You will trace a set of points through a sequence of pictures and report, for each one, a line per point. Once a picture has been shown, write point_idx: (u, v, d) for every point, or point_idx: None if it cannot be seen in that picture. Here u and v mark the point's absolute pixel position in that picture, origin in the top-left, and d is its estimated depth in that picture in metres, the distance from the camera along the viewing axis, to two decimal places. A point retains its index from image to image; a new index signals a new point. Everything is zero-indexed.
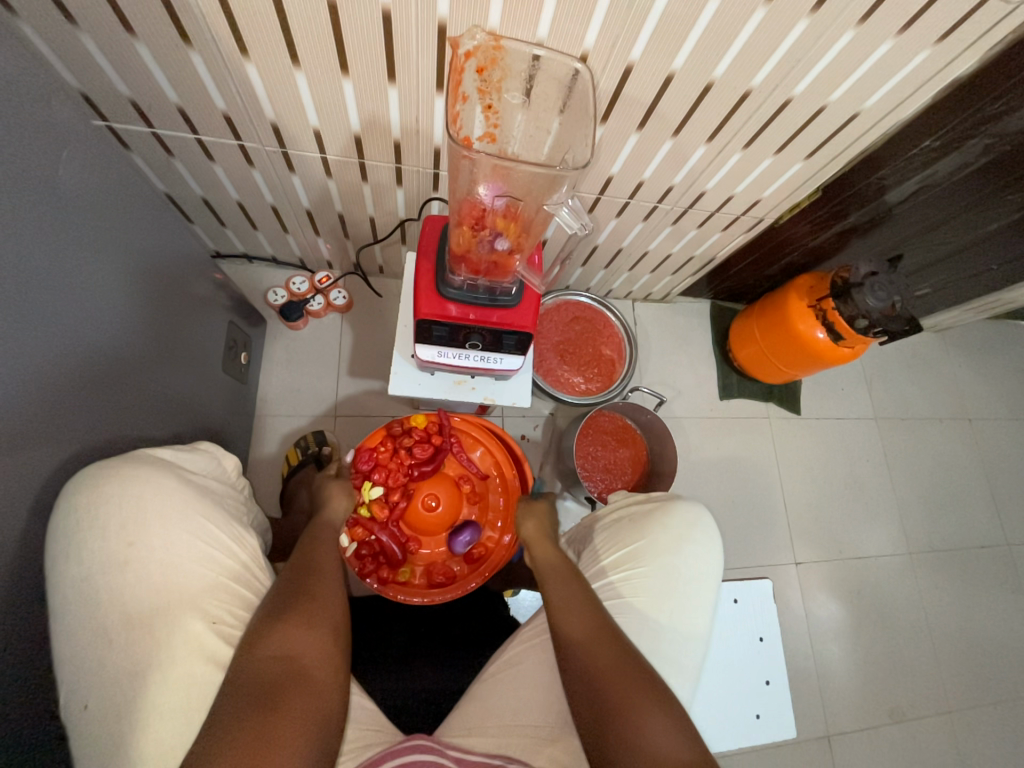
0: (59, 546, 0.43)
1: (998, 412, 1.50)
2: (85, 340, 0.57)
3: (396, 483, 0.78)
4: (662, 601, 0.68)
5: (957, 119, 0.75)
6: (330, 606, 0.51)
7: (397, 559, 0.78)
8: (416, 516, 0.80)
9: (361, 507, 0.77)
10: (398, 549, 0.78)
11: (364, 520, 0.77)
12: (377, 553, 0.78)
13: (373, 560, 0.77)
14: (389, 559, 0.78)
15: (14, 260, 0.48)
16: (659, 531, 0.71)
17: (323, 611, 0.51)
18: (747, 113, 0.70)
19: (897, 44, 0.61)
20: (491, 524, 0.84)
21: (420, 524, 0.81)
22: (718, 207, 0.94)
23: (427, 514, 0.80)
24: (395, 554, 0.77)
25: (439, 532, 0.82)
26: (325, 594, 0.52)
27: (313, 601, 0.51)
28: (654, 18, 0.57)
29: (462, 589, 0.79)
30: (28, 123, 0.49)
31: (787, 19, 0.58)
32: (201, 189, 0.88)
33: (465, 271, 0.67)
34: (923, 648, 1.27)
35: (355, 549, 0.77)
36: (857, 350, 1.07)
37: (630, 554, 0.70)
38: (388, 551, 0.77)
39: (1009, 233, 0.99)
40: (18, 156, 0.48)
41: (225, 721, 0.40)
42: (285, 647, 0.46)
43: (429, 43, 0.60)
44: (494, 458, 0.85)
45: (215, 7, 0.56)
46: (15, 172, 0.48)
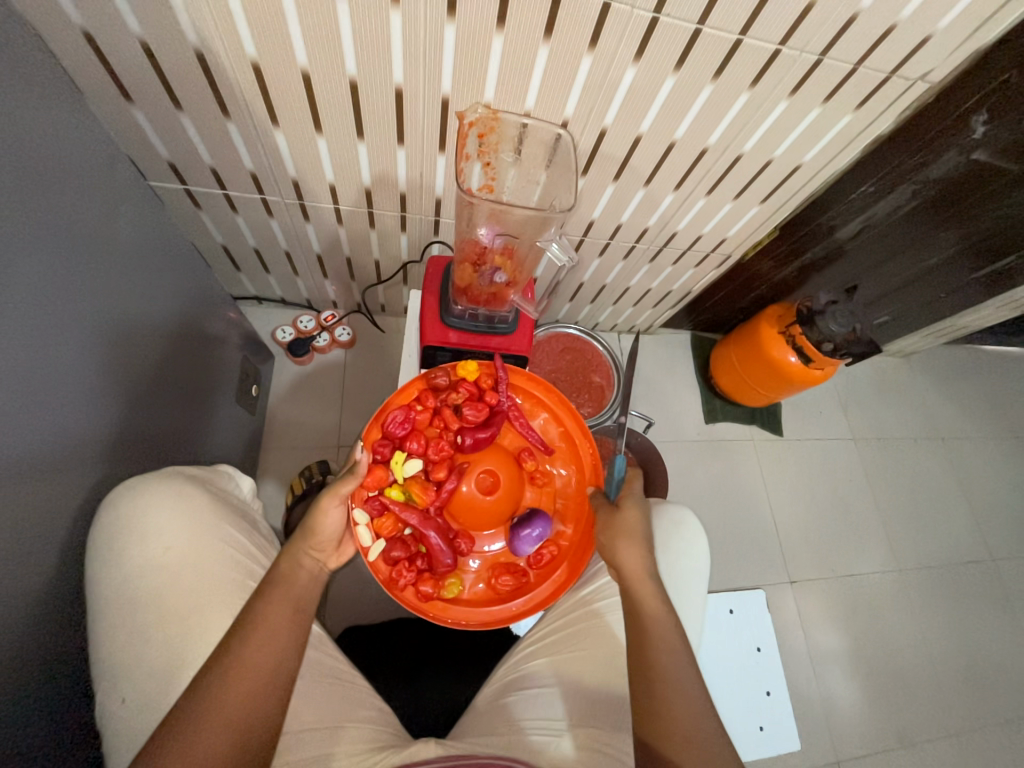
0: (102, 553, 0.48)
1: (968, 431, 1.58)
2: (93, 400, 0.57)
3: (439, 456, 0.64)
4: None
5: (886, 169, 0.87)
6: (278, 649, 0.49)
7: (443, 561, 0.61)
8: (464, 502, 0.65)
9: (392, 489, 0.61)
10: (445, 547, 0.61)
11: (398, 506, 0.61)
12: (415, 555, 0.62)
13: (412, 565, 0.61)
14: (432, 564, 0.62)
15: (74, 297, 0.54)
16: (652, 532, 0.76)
17: (270, 659, 0.48)
18: (706, 165, 0.82)
19: (823, 111, 0.74)
20: (560, 514, 0.69)
21: (468, 513, 0.65)
22: (689, 246, 1.05)
23: (480, 496, 0.64)
24: (441, 553, 0.61)
25: (492, 524, 0.67)
26: (270, 639, 0.49)
27: (251, 653, 0.47)
28: (622, 91, 0.68)
29: (533, 604, 0.65)
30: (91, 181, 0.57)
31: (731, 94, 0.70)
32: (221, 238, 0.97)
33: (465, 301, 0.75)
34: (923, 668, 1.27)
35: (385, 549, 0.61)
36: (827, 372, 1.16)
37: None
38: (433, 548, 0.61)
39: (949, 265, 1.11)
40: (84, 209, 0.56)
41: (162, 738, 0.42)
42: (225, 702, 0.45)
43: (434, 112, 0.70)
44: (559, 428, 0.71)
45: (253, 88, 0.66)
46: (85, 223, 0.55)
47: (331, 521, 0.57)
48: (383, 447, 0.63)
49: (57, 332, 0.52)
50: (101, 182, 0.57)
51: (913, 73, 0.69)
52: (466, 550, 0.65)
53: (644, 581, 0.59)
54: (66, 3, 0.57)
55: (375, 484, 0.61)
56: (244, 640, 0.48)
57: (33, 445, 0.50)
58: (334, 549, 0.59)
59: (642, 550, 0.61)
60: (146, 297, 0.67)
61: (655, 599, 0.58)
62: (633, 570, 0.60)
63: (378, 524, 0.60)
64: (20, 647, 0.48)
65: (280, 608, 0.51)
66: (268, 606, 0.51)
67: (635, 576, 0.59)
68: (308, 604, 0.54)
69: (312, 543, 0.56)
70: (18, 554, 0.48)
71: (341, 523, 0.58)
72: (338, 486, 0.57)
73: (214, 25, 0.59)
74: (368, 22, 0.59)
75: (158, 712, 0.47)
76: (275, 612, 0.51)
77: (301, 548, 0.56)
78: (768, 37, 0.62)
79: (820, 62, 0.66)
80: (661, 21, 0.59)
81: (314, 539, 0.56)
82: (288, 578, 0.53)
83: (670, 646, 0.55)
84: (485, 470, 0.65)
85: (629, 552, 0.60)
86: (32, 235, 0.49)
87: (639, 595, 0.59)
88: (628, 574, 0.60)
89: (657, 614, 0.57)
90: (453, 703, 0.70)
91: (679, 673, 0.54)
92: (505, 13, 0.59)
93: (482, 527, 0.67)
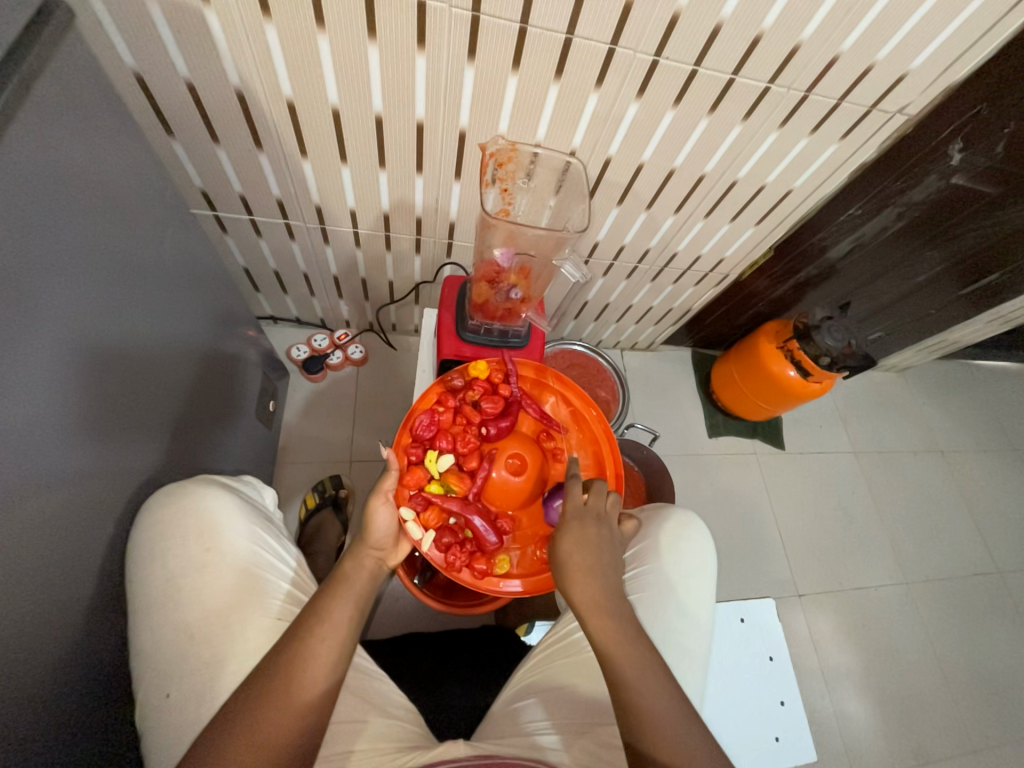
0: (154, 551, 0.54)
1: (966, 443, 1.61)
2: (107, 432, 0.56)
3: (468, 448, 0.67)
4: (669, 596, 0.73)
5: (871, 192, 0.93)
6: (339, 646, 0.52)
7: (491, 542, 0.65)
8: (499, 486, 0.68)
9: (431, 484, 0.65)
10: (490, 528, 0.65)
11: (439, 498, 0.64)
12: (464, 540, 0.66)
13: (463, 549, 0.64)
14: (481, 545, 0.66)
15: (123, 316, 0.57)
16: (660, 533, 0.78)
17: (331, 655, 0.51)
18: (704, 190, 0.88)
19: (811, 141, 0.80)
20: (587, 486, 0.71)
21: (504, 496, 0.68)
22: (689, 266, 1.10)
23: (512, 478, 0.67)
24: (487, 534, 0.65)
25: (528, 502, 0.70)
26: (333, 635, 0.52)
27: (316, 648, 0.50)
28: (626, 124, 0.74)
29: None
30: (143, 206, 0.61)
31: (725, 127, 0.76)
32: (244, 261, 1.02)
33: (481, 317, 0.79)
34: (935, 683, 1.26)
35: (436, 538, 0.64)
36: (825, 385, 1.19)
37: (635, 556, 0.76)
38: (479, 531, 0.65)
39: (937, 281, 1.16)
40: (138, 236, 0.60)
41: (227, 724, 0.45)
42: (290, 693, 0.47)
43: (452, 144, 0.76)
44: (569, 406, 0.76)
45: (286, 122, 0.72)
46: (135, 248, 0.59)
47: (382, 521, 0.60)
48: (414, 450, 0.67)
49: (109, 348, 0.55)
50: (150, 208, 0.62)
51: (892, 106, 0.75)
52: (508, 532, 0.68)
53: (600, 609, 0.55)
54: (122, 48, 0.62)
55: (415, 483, 0.64)
56: (310, 633, 0.51)
57: (48, 473, 0.48)
58: (393, 545, 0.62)
59: (593, 576, 0.56)
60: (171, 320, 0.68)
61: (614, 625, 0.54)
62: (586, 599, 0.55)
63: (425, 518, 0.63)
64: (64, 647, 0.51)
65: (343, 605, 0.54)
66: (333, 602, 0.54)
67: (590, 605, 0.55)
68: (366, 603, 0.57)
69: (370, 543, 0.59)
70: (64, 557, 0.50)
71: (393, 523, 0.61)
72: (382, 484, 0.60)
73: (256, 67, 0.64)
74: (395, 64, 0.64)
75: (202, 704, 0.50)
76: (339, 608, 0.53)
77: (362, 548, 0.59)
78: (758, 76, 0.68)
79: (807, 97, 0.72)
80: (661, 62, 0.65)
81: (372, 540, 0.59)
82: (350, 577, 0.56)
83: (641, 673, 0.52)
84: (514, 453, 0.68)
85: (581, 580, 0.56)
86: (82, 260, 0.51)
87: (596, 625, 0.54)
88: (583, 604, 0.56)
89: (617, 642, 0.53)
90: (471, 708, 0.71)
91: (655, 704, 0.50)
92: (520, 56, 0.64)
93: (519, 507, 0.70)
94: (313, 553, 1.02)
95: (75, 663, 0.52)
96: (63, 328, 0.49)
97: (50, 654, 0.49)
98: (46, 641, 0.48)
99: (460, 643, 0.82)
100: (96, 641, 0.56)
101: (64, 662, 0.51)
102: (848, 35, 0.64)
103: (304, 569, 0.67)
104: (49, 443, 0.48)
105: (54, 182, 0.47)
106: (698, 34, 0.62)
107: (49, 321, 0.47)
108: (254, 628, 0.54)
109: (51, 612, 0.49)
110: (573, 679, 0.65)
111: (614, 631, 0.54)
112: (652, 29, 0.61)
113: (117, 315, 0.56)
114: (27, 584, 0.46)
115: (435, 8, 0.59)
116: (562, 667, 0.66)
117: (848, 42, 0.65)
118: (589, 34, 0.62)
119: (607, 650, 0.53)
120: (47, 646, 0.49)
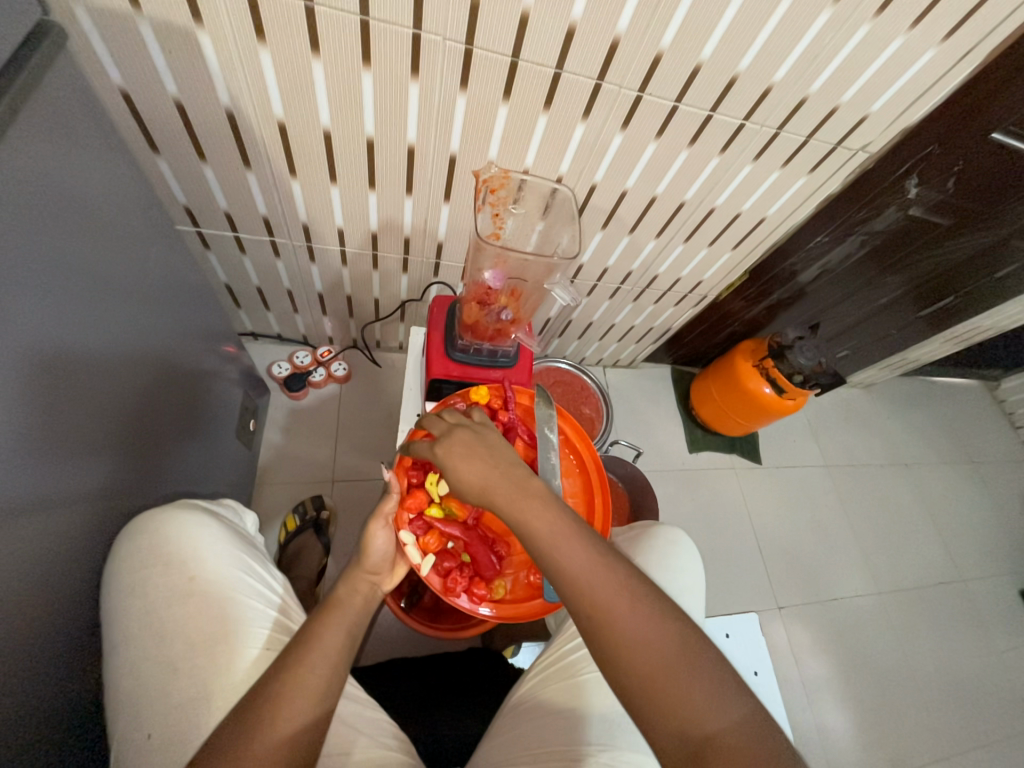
0: (134, 580, 0.52)
1: (928, 456, 1.70)
2: (73, 457, 0.53)
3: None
4: None
5: (837, 221, 0.98)
6: (329, 671, 0.50)
7: (488, 566, 0.66)
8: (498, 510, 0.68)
9: (432, 508, 0.64)
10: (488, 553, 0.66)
11: (439, 522, 0.64)
12: (463, 564, 0.67)
13: (461, 573, 0.65)
14: (480, 569, 0.66)
15: (102, 333, 0.56)
16: (649, 550, 0.78)
17: (321, 679, 0.49)
18: (684, 216, 0.91)
19: (782, 173, 0.84)
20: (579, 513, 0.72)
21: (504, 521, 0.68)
22: (669, 287, 1.14)
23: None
24: (485, 559, 0.66)
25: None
26: (324, 658, 0.50)
27: (305, 671, 0.48)
28: (611, 153, 0.77)
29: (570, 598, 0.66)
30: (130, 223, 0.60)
31: (703, 158, 0.80)
32: (226, 277, 1.00)
33: (470, 336, 0.80)
34: (909, 690, 1.30)
35: (435, 562, 0.65)
36: (799, 402, 1.24)
37: None
38: (477, 556, 0.66)
39: (897, 304, 1.23)
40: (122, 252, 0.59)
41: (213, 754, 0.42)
42: (277, 721, 0.45)
43: (442, 168, 0.77)
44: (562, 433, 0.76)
45: (276, 142, 0.72)
46: (118, 264, 0.58)
47: (379, 545, 0.63)
48: (415, 473, 0.67)
49: (85, 369, 0.53)
50: (134, 225, 0.61)
51: (855, 144, 0.81)
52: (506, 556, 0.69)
53: (579, 560, 0.50)
54: (108, 65, 0.62)
55: (416, 506, 0.64)
56: (301, 657, 0.49)
57: (8, 500, 0.45)
58: (389, 571, 0.65)
59: (561, 528, 0.52)
60: (148, 338, 0.65)
61: (599, 571, 0.50)
62: (561, 554, 0.51)
63: (424, 542, 0.64)
64: (30, 687, 0.47)
65: (335, 627, 0.53)
66: (325, 625, 0.53)
67: (567, 559, 0.50)
68: (358, 628, 0.56)
69: (367, 567, 0.62)
70: (32, 590, 0.48)
71: (389, 547, 0.64)
72: (382, 508, 0.64)
73: (247, 88, 0.65)
74: (388, 90, 0.66)
75: (185, 743, 0.47)
76: (331, 631, 0.53)
77: (358, 572, 0.61)
78: (734, 113, 0.73)
79: (779, 133, 0.76)
80: (644, 97, 0.69)
81: (368, 564, 0.62)
82: (343, 600, 0.57)
83: (644, 616, 0.48)
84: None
85: (546, 532, 0.51)
86: (59, 279, 0.49)
87: (577, 579, 0.50)
88: (560, 560, 0.50)
89: (607, 591, 0.49)
90: (462, 735, 0.70)
91: (665, 644, 0.47)
92: (510, 87, 0.67)
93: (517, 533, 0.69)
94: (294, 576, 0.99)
95: (43, 704, 0.49)
96: (37, 350, 0.47)
97: (15, 696, 0.46)
98: (9, 682, 0.45)
99: (447, 669, 0.81)
100: (65, 679, 0.53)
101: (31, 703, 0.48)
102: (816, 78, 0.69)
103: (290, 595, 0.66)
104: (11, 467, 0.45)
105: (35, 201, 0.45)
106: (679, 73, 0.66)
107: (22, 341, 0.45)
108: (240, 658, 0.52)
109: (15, 650, 0.46)
110: (566, 706, 0.64)
111: (603, 581, 0.49)
112: (636, 66, 0.65)
113: (95, 334, 0.54)
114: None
115: (430, 39, 0.60)
116: (556, 693, 0.65)
117: (815, 85, 0.70)
118: (577, 70, 0.64)
119: (597, 603, 0.48)
120: (11, 687, 0.45)
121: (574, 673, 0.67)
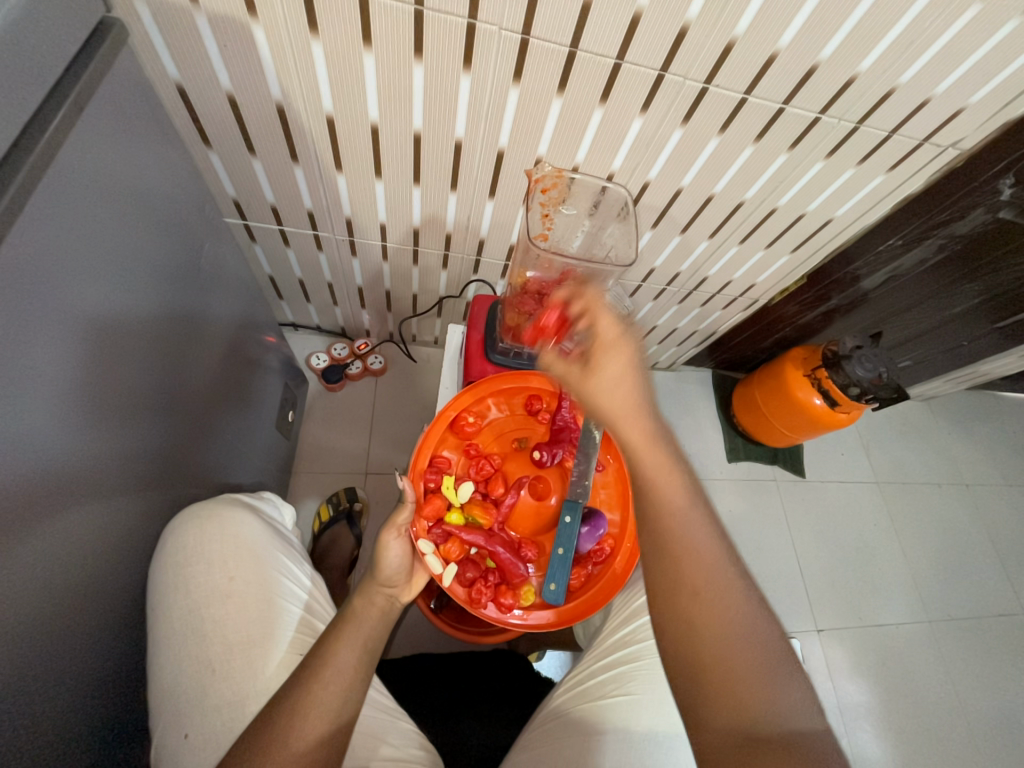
0: (172, 580, 0.55)
1: (992, 477, 1.56)
2: (116, 446, 0.53)
3: (484, 476, 0.70)
4: None
5: (913, 225, 0.90)
6: (343, 690, 0.50)
7: (516, 573, 0.66)
8: (524, 508, 0.69)
9: (451, 514, 0.67)
10: (515, 560, 0.66)
11: (460, 529, 0.66)
12: (488, 572, 0.67)
13: (487, 582, 0.65)
14: (506, 576, 0.66)
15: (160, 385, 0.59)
16: None
17: (336, 696, 0.49)
18: (741, 217, 0.86)
19: (857, 171, 0.77)
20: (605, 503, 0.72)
21: (531, 522, 0.69)
22: (719, 289, 1.08)
23: (537, 501, 0.69)
24: (512, 566, 0.66)
25: (550, 526, 0.70)
26: (337, 678, 0.50)
27: (318, 692, 0.48)
28: (668, 149, 0.73)
29: (589, 603, 0.66)
30: (186, 224, 0.61)
31: (768, 157, 0.74)
32: (271, 270, 1.02)
33: (510, 339, 0.81)
34: (959, 729, 1.21)
35: (458, 571, 0.65)
36: (854, 414, 1.15)
37: None
38: (502, 562, 0.66)
39: (975, 314, 1.12)
40: (178, 264, 0.60)
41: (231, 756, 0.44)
42: (289, 737, 0.45)
43: (489, 163, 0.75)
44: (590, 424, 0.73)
45: (324, 136, 0.71)
46: (174, 274, 0.60)
47: (394, 556, 0.61)
48: (432, 477, 0.68)
49: (142, 382, 0.56)
50: (187, 221, 0.62)
51: (945, 140, 0.73)
52: (533, 561, 0.68)
53: (729, 620, 0.45)
54: (166, 59, 0.62)
55: (434, 514, 0.66)
56: (316, 676, 0.49)
57: (60, 491, 0.46)
58: (405, 581, 0.62)
59: (723, 590, 0.46)
60: (194, 322, 0.65)
61: (750, 647, 0.44)
62: (707, 610, 0.45)
63: (444, 550, 0.65)
64: (76, 674, 0.50)
65: (350, 644, 0.52)
66: (338, 641, 0.52)
67: (714, 605, 0.46)
68: (374, 643, 0.55)
69: (380, 579, 0.59)
70: (80, 583, 0.49)
71: (405, 558, 0.61)
72: (395, 518, 0.61)
73: (298, 81, 0.64)
74: (438, 81, 0.63)
75: (218, 748, 0.50)
76: (345, 649, 0.52)
77: (372, 584, 0.59)
78: (810, 105, 0.66)
79: (858, 128, 0.70)
80: (710, 90, 0.64)
81: (382, 576, 0.59)
82: (357, 615, 0.55)
83: (764, 685, 0.43)
84: (532, 477, 0.70)
85: (706, 583, 0.46)
86: (126, 264, 0.51)
87: (714, 641, 0.45)
88: (701, 616, 0.45)
89: (742, 661, 0.44)
90: (492, 744, 0.69)
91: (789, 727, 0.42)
92: (566, 79, 0.63)
93: (544, 531, 0.71)
94: (327, 566, 1.01)
95: (87, 691, 0.51)
96: (97, 320, 0.48)
97: (66, 685, 0.48)
98: (56, 669, 0.47)
99: (474, 673, 0.81)
100: (109, 663, 0.55)
101: (79, 691, 0.50)
102: (907, 68, 0.62)
103: (320, 590, 0.69)
104: (58, 454, 0.45)
105: (95, 195, 0.46)
106: (750, 62, 0.61)
107: (83, 332, 0.46)
108: (268, 662, 0.55)
109: (65, 639, 0.48)
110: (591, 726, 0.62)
111: (739, 638, 0.45)
112: (705, 55, 0.60)
113: (150, 311, 0.56)
114: (41, 615, 0.45)
115: (484, 30, 0.57)
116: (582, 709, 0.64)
117: (906, 75, 0.63)
118: (638, 60, 0.60)
119: (731, 674, 0.44)
120: (56, 678, 0.47)
121: (600, 692, 0.66)
